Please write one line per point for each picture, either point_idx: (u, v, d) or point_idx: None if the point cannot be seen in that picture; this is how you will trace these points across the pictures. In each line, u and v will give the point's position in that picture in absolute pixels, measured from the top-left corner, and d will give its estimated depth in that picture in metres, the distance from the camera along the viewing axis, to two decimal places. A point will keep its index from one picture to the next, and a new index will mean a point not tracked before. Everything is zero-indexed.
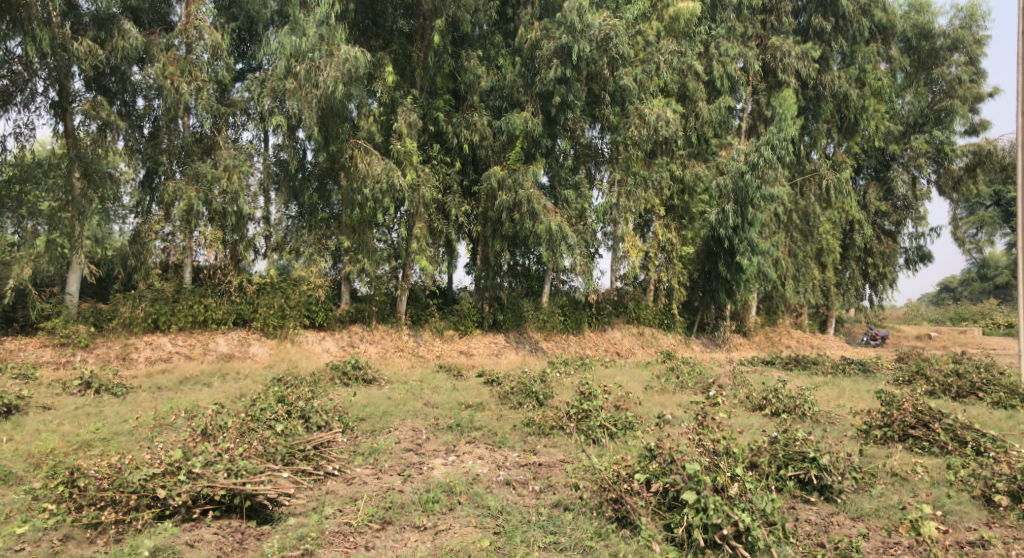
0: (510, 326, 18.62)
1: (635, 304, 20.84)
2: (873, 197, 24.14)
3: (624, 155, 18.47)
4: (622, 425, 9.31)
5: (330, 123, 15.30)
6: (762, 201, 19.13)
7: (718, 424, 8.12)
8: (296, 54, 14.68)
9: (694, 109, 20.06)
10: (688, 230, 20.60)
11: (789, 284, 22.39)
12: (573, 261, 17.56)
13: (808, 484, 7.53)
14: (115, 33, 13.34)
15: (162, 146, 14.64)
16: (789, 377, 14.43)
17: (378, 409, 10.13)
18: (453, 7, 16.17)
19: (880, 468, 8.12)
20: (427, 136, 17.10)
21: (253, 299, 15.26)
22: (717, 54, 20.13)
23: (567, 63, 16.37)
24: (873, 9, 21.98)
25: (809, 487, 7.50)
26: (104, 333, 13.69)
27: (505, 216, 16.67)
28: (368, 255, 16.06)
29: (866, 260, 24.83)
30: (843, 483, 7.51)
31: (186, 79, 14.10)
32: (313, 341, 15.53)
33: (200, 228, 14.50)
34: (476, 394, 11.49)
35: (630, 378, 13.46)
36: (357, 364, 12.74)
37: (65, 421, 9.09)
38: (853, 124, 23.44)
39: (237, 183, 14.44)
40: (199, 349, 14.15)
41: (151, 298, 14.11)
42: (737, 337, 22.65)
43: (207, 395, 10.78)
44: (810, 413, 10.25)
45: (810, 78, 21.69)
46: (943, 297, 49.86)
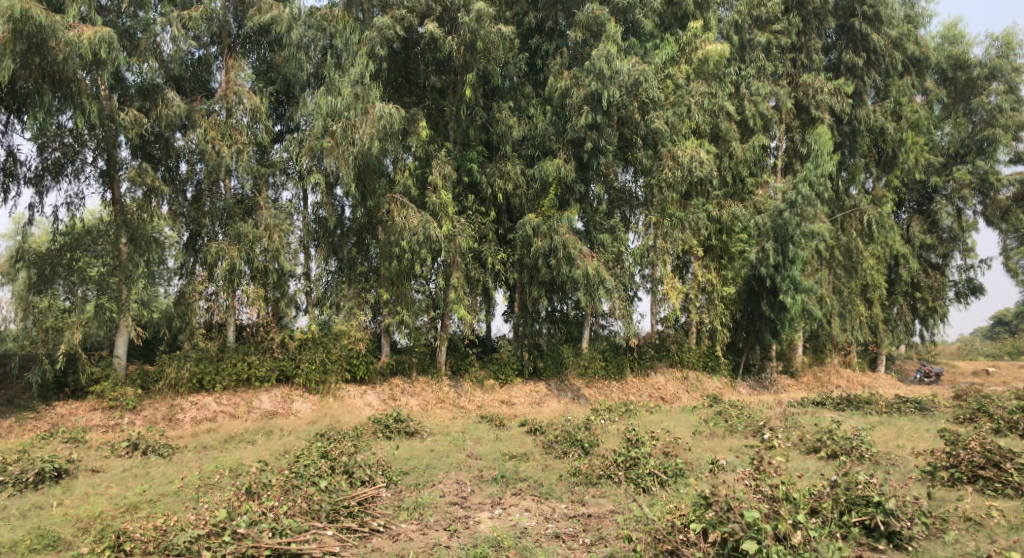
0: (551, 374, 18.41)
1: (677, 346, 20.47)
2: (916, 230, 23.64)
3: (659, 198, 18.50)
4: (672, 473, 9.04)
5: (367, 178, 15.62)
6: (802, 238, 18.93)
7: (776, 468, 7.90)
8: (332, 113, 15.18)
9: (727, 149, 20.00)
10: (728, 270, 20.13)
11: (836, 321, 21.79)
12: (612, 305, 17.46)
13: (875, 531, 7.10)
14: (159, 103, 13.90)
15: (205, 209, 14.98)
16: (843, 417, 13.89)
17: (422, 462, 9.99)
18: (484, 61, 16.42)
19: (951, 512, 7.66)
20: (461, 187, 17.26)
21: (296, 355, 15.39)
22: (748, 93, 20.28)
23: (597, 109, 16.51)
24: (905, 42, 21.85)
25: (876, 534, 7.05)
26: (151, 395, 13.89)
27: (542, 261, 16.68)
28: (406, 307, 16.22)
29: (914, 294, 24.15)
30: (913, 529, 7.05)
31: (227, 143, 14.58)
32: (355, 395, 15.52)
33: (242, 286, 14.83)
34: (521, 444, 11.26)
35: (677, 423, 13.09)
36: (399, 417, 12.65)
37: (113, 483, 9.17)
38: (892, 158, 22.97)
39: (278, 241, 14.75)
40: (243, 407, 14.26)
41: (195, 358, 14.36)
42: (785, 378, 22.01)
43: (252, 452, 10.77)
44: (869, 454, 9.80)
45: (845, 113, 21.48)
46: (998, 329, 48.08)
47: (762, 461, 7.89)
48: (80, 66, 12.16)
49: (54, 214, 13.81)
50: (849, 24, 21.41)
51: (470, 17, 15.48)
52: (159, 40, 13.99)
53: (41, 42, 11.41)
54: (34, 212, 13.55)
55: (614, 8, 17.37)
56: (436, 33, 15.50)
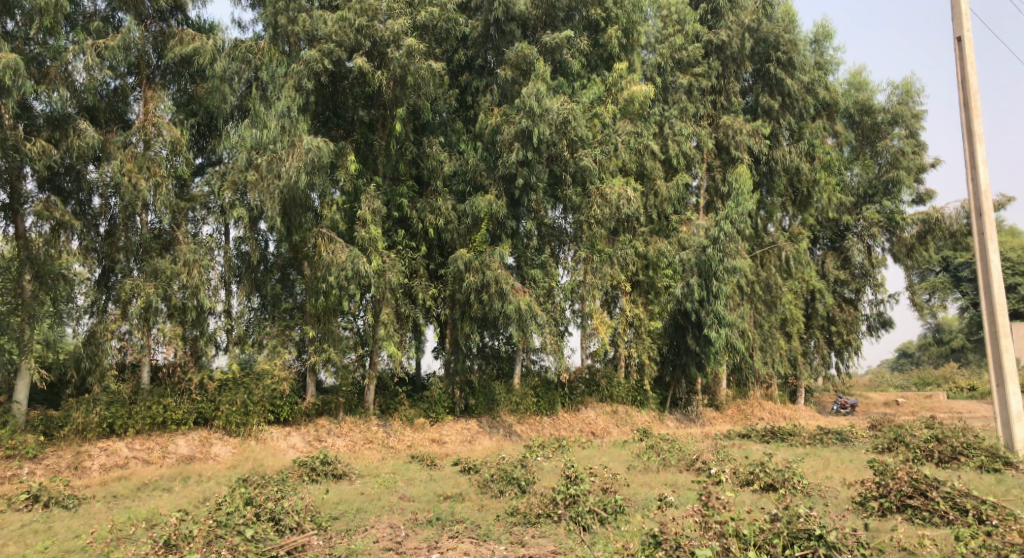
0: (483, 411, 18.19)
1: (607, 381, 20.62)
2: (831, 265, 24.92)
3: (589, 234, 18.75)
4: (612, 509, 8.93)
5: (292, 213, 15.21)
6: (724, 273, 19.51)
7: (723, 504, 8.33)
8: (257, 146, 14.84)
9: (653, 187, 20.60)
10: (655, 304, 20.65)
11: (757, 354, 22.47)
12: (544, 340, 17.48)
13: None
14: (70, 133, 13.17)
15: (119, 244, 14.23)
16: (772, 449, 14.19)
17: (352, 506, 9.55)
18: (414, 96, 16.37)
19: (887, 543, 7.83)
20: (391, 222, 17.04)
21: (215, 397, 14.61)
22: (671, 134, 21.06)
23: (527, 146, 16.70)
24: (816, 87, 23.22)
25: None
26: (54, 442, 12.92)
27: (473, 296, 16.55)
28: (333, 344, 15.70)
29: (830, 327, 25.21)
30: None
31: (144, 175, 13.86)
32: (278, 437, 14.83)
33: (158, 325, 14.06)
34: (455, 484, 10.99)
35: (611, 458, 13.07)
36: (327, 459, 12.11)
37: (10, 540, 8.35)
38: (806, 198, 24.31)
39: (197, 277, 14.05)
40: (158, 452, 13.35)
41: (106, 401, 13.46)
42: (710, 411, 22.42)
43: (168, 501, 10.08)
44: (801, 485, 9.98)
45: (762, 154, 22.52)
46: (904, 362, 50.68)
47: (711, 497, 8.31)
48: None
49: None
50: (764, 69, 22.54)
51: (400, 53, 15.45)
52: (71, 69, 13.12)
53: None
54: None
55: (542, 47, 17.75)
56: (365, 68, 15.39)
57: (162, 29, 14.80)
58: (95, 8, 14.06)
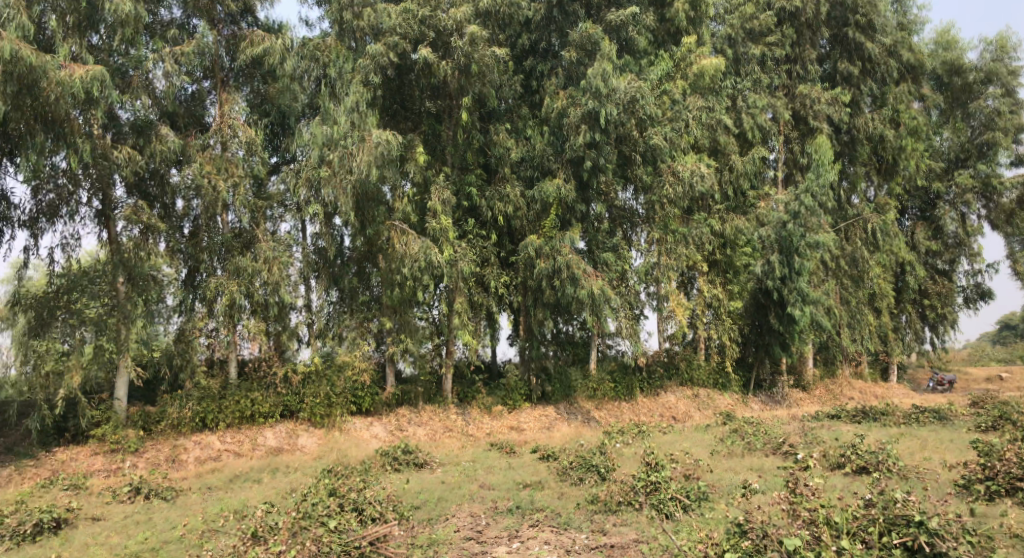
0: (560, 397, 18.06)
1: (686, 364, 20.18)
2: (921, 236, 23.38)
3: (661, 214, 18.22)
4: (695, 496, 8.72)
5: (365, 207, 15.47)
6: (807, 249, 18.77)
7: (812, 490, 7.91)
8: (328, 143, 14.93)
9: (727, 162, 19.90)
10: (734, 284, 19.96)
11: (845, 332, 21.49)
12: (619, 324, 17.24)
13: (918, 553, 6.71)
14: (154, 138, 13.80)
15: (203, 245, 14.75)
16: (863, 430, 13.54)
17: (433, 495, 9.63)
18: (479, 84, 16.32)
19: (998, 530, 7.27)
20: (461, 212, 17.10)
21: (299, 390, 15.07)
22: (745, 107, 20.10)
23: (595, 128, 16.32)
24: (899, 49, 21.88)
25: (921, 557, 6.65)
26: (152, 437, 13.58)
27: (545, 283, 16.45)
28: (410, 334, 15.94)
29: (923, 301, 23.91)
30: (959, 549, 6.64)
31: (223, 176, 14.36)
32: (362, 427, 15.21)
33: (243, 321, 14.53)
34: (534, 472, 10.91)
35: (694, 443, 12.75)
36: (408, 448, 12.33)
37: (113, 532, 8.81)
38: (892, 166, 22.90)
39: (278, 274, 14.45)
40: (248, 445, 13.91)
41: (197, 397, 14.08)
42: (797, 392, 21.57)
43: (258, 492, 10.43)
44: (897, 469, 9.46)
45: (843, 122, 21.40)
46: (1006, 335, 47.64)
47: (798, 482, 7.94)
48: (72, 106, 11.96)
49: (50, 256, 13.58)
50: (842, 33, 21.44)
51: (463, 41, 15.42)
52: (151, 76, 13.75)
53: (31, 83, 11.29)
54: (29, 254, 13.30)
55: (606, 26, 17.31)
56: (430, 58, 15.39)
57: (234, 32, 15.17)
58: (171, 16, 14.61)
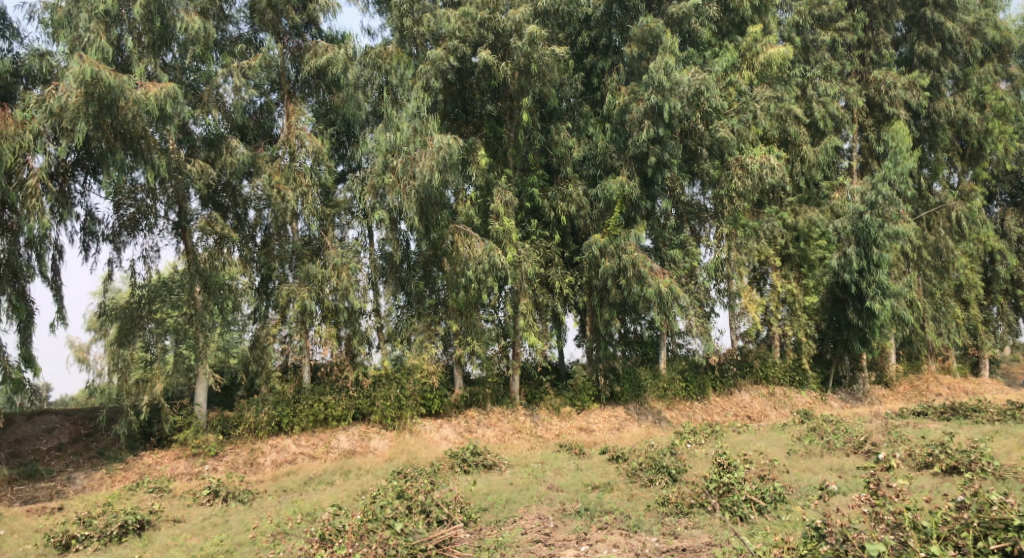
0: (629, 397, 17.74)
1: (761, 362, 19.61)
2: (1012, 223, 22.05)
3: (730, 209, 17.74)
4: (771, 498, 8.41)
5: (429, 211, 15.64)
6: (886, 240, 17.96)
7: (897, 491, 7.45)
8: (392, 148, 15.12)
9: (798, 153, 19.18)
10: (809, 278, 19.17)
11: (930, 325, 20.43)
12: (688, 322, 16.88)
13: None
14: (224, 151, 14.29)
15: (274, 253, 15.24)
16: (954, 428, 12.76)
17: (501, 497, 9.60)
18: (539, 84, 16.25)
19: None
20: (524, 213, 17.05)
21: (370, 393, 15.40)
22: (816, 95, 19.28)
23: (658, 122, 16.03)
24: (983, 27, 20.65)
25: None
26: (231, 441, 14.02)
27: (611, 282, 16.27)
28: (477, 337, 16.11)
29: (1016, 292, 22.49)
30: None
31: (292, 186, 14.78)
32: (431, 430, 15.35)
33: (315, 326, 14.89)
34: (603, 473, 10.75)
35: (769, 443, 12.30)
36: (476, 450, 12.36)
37: (192, 533, 9.14)
38: (978, 149, 21.60)
39: (346, 280, 14.77)
40: (322, 448, 14.22)
41: (273, 401, 14.51)
42: (879, 389, 20.61)
43: (330, 494, 10.64)
44: (992, 468, 8.89)
45: (922, 107, 20.35)
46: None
47: (880, 484, 7.50)
48: (148, 123, 12.50)
49: (132, 268, 14.26)
50: (920, 14, 20.41)
51: (523, 41, 15.39)
52: (221, 91, 14.27)
53: (110, 102, 11.81)
54: (114, 266, 13.99)
55: (667, 19, 16.97)
56: (490, 60, 15.46)
57: (298, 44, 15.59)
58: (239, 32, 15.17)
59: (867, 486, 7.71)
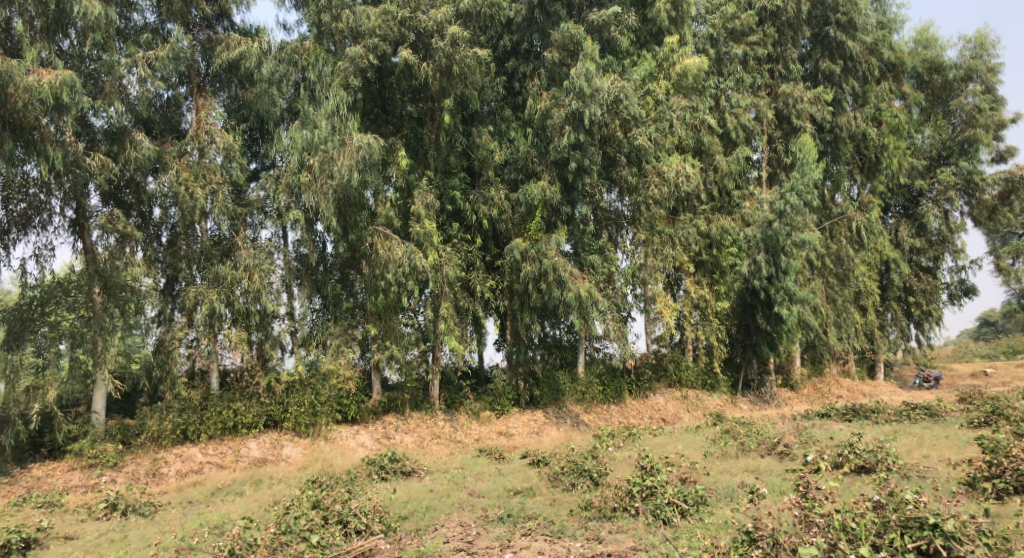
0: (549, 401, 17.82)
1: (675, 366, 20.06)
2: (905, 234, 23.46)
3: (647, 216, 18.18)
4: (693, 501, 8.51)
5: (347, 212, 15.25)
6: (793, 248, 18.78)
7: (826, 494, 7.79)
8: (308, 147, 14.73)
9: (712, 162, 19.80)
10: (721, 284, 19.73)
11: (832, 330, 21.49)
12: (607, 327, 17.11)
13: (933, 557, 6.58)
14: (127, 145, 13.44)
15: (181, 253, 14.48)
16: (856, 428, 13.40)
17: (421, 504, 9.34)
18: (461, 86, 16.12)
19: (1013, 530, 7.12)
20: (445, 215, 16.85)
21: (282, 399, 14.73)
22: (728, 107, 20.09)
23: (579, 128, 16.17)
24: (879, 48, 21.99)
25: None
26: (132, 450, 13.18)
27: (532, 286, 16.31)
28: (395, 341, 15.72)
29: (907, 299, 23.97)
30: (977, 553, 6.48)
31: (200, 183, 14.05)
32: (348, 437, 14.88)
33: (223, 331, 14.10)
34: (525, 478, 10.63)
35: (686, 445, 12.56)
36: (395, 457, 12.04)
37: (85, 552, 8.45)
38: (875, 163, 22.98)
39: (259, 282, 14.23)
40: (231, 457, 13.55)
41: (178, 409, 13.72)
42: (785, 391, 21.47)
43: (240, 506, 10.09)
44: (897, 468, 9.39)
45: (826, 121, 21.43)
46: (988, 333, 47.90)
47: (809, 487, 7.76)
48: (42, 112, 11.54)
49: (22, 268, 13.17)
50: (823, 32, 21.48)
51: (445, 42, 15.22)
52: (124, 83, 13.35)
53: None
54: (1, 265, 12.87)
55: (588, 26, 17.18)
56: (410, 60, 15.25)
57: (210, 37, 14.96)
58: (144, 21, 14.26)
59: (796, 490, 7.96)
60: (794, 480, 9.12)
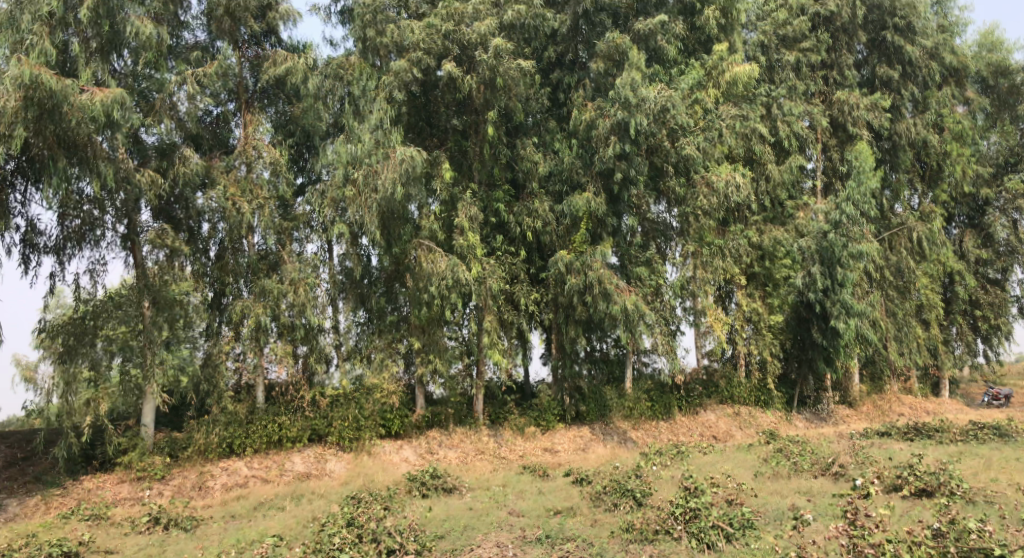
0: (595, 417, 17.45)
1: (727, 382, 19.46)
2: (970, 244, 22.38)
3: (696, 226, 17.68)
4: (740, 524, 8.09)
5: (391, 225, 15.23)
6: (849, 259, 18.01)
7: (876, 522, 7.29)
8: (353, 161, 14.72)
9: (763, 171, 19.22)
10: (774, 297, 19.11)
11: (892, 345, 20.54)
12: (655, 340, 16.67)
13: None
14: (177, 161, 13.78)
15: (228, 267, 14.70)
16: (919, 449, 12.65)
17: (459, 523, 9.13)
18: (505, 98, 16.03)
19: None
20: (489, 228, 16.75)
21: (327, 413, 14.82)
22: (780, 114, 19.25)
23: (625, 139, 15.85)
24: (941, 51, 21.09)
25: None
26: (179, 463, 13.33)
27: (577, 299, 16.02)
28: (439, 354, 15.63)
29: (974, 312, 22.79)
30: None
31: (248, 198, 14.28)
32: (391, 451, 14.80)
33: (269, 344, 14.36)
34: (566, 497, 10.34)
35: (735, 465, 12.04)
36: (436, 472, 11.86)
37: None
38: (937, 171, 22.12)
39: (304, 295, 14.24)
40: (275, 470, 13.59)
41: (224, 421, 13.88)
42: (843, 409, 20.59)
43: (278, 521, 10.07)
44: (962, 492, 8.78)
45: (883, 128, 20.64)
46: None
47: (858, 514, 7.28)
48: (94, 130, 11.87)
49: (76, 283, 13.53)
50: (880, 37, 20.73)
51: (488, 54, 15.14)
52: (175, 100, 13.77)
53: (52, 107, 11.16)
54: (56, 280, 13.25)
55: (634, 36, 16.89)
56: (454, 73, 15.18)
57: (257, 53, 15.13)
58: (195, 39, 14.76)
59: (846, 515, 7.49)
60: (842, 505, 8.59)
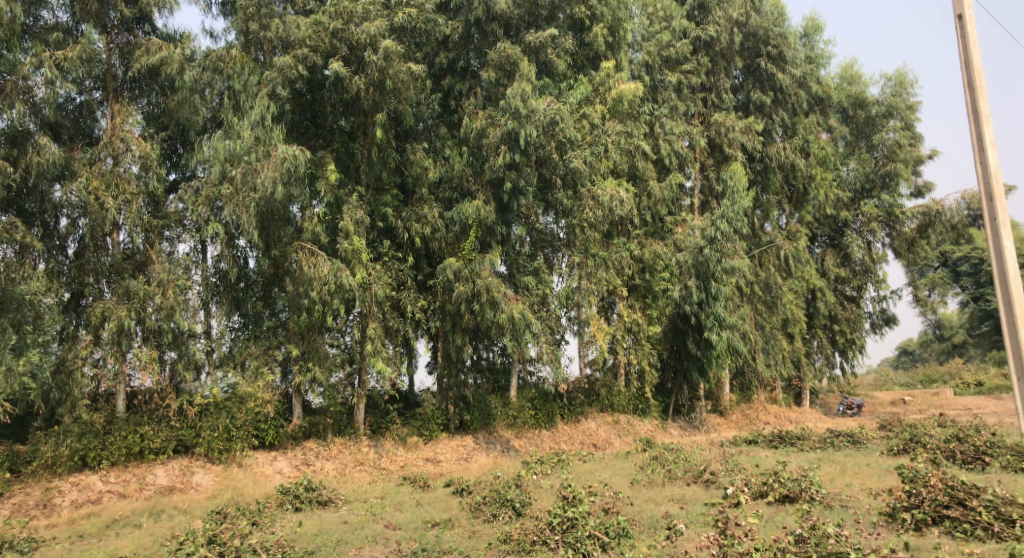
0: (479, 426, 17.40)
1: (607, 390, 19.87)
2: (830, 263, 24.30)
3: (581, 238, 17.96)
4: (615, 533, 8.16)
5: (271, 226, 14.56)
6: (723, 274, 18.80)
7: (744, 531, 7.57)
8: (231, 157, 13.98)
9: (645, 188, 19.97)
10: (654, 308, 20.11)
11: (760, 357, 21.79)
12: (539, 349, 16.76)
13: None
14: (30, 149, 12.46)
15: (89, 266, 13.52)
16: (784, 457, 13.37)
17: (330, 539, 8.70)
18: (394, 101, 15.71)
19: None
20: (376, 233, 16.34)
21: (195, 423, 13.84)
22: (662, 133, 20.39)
23: (515, 149, 15.94)
24: (808, 81, 22.75)
25: None
26: (21, 479, 12.08)
27: (464, 307, 15.89)
28: (319, 362, 14.99)
29: (833, 327, 24.49)
30: None
31: (112, 193, 13.22)
32: (264, 463, 14.05)
33: (133, 349, 13.26)
34: (445, 508, 10.15)
35: (613, 473, 12.28)
36: (310, 485, 11.30)
37: None
38: (802, 195, 23.89)
39: (172, 298, 13.31)
40: (134, 485, 12.52)
41: (77, 433, 12.66)
42: (714, 417, 21.63)
43: (131, 540, 9.30)
44: (821, 497, 9.33)
45: (756, 151, 21.95)
46: (911, 361, 49.83)
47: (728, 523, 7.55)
48: None
49: None
50: (754, 64, 21.92)
51: (378, 55, 14.74)
52: (29, 84, 12.43)
53: None
54: None
55: (525, 47, 17.09)
56: (342, 72, 14.71)
57: (128, 40, 14.06)
58: (54, 19, 13.34)
59: (716, 525, 7.76)
60: (711, 513, 8.91)
